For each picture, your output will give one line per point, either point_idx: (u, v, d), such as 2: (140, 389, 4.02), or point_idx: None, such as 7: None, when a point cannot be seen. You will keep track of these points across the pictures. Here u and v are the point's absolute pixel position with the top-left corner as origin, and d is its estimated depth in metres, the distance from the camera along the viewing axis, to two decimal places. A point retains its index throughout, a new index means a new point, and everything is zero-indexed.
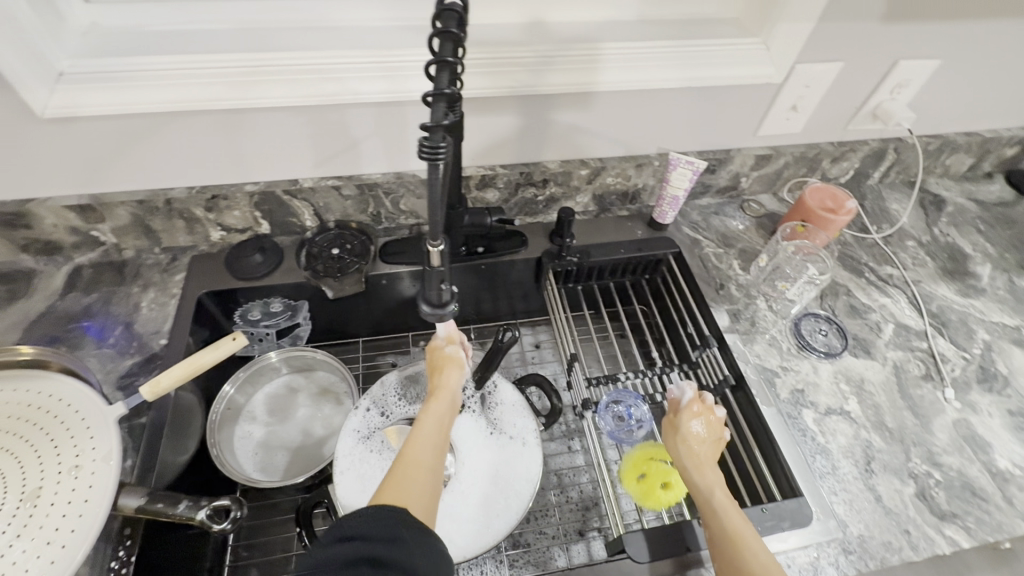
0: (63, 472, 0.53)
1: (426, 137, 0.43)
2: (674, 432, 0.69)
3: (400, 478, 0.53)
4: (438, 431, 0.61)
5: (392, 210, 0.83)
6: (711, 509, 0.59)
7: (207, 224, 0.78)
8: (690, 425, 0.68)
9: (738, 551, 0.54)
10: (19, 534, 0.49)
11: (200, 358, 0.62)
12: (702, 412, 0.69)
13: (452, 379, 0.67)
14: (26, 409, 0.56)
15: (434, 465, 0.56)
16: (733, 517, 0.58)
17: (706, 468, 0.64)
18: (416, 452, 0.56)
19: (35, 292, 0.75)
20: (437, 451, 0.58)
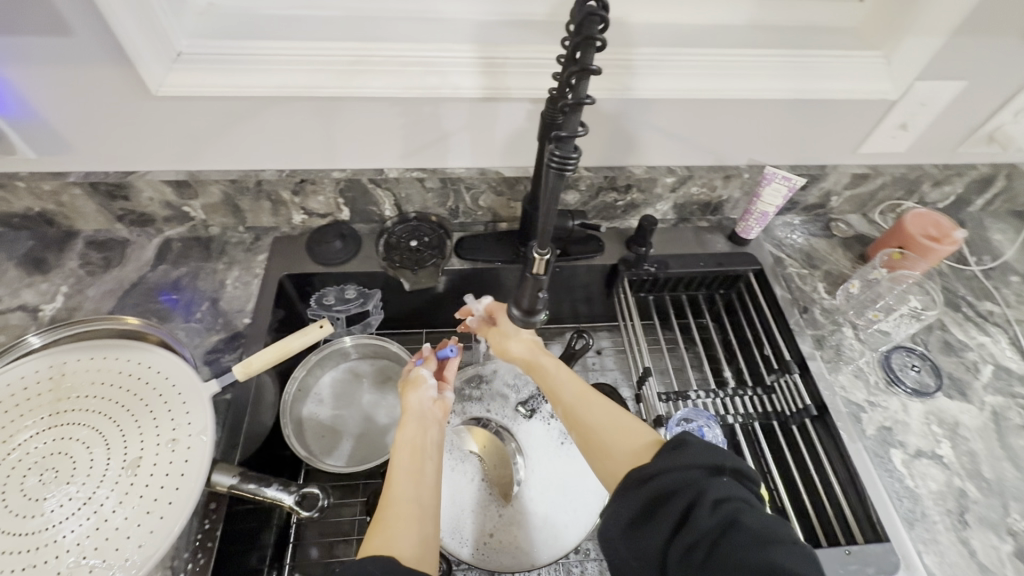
0: (160, 444, 0.55)
1: (558, 146, 0.44)
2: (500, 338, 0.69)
3: (378, 523, 0.51)
4: (411, 457, 0.58)
5: (470, 205, 0.82)
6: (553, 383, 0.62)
7: (291, 207, 0.79)
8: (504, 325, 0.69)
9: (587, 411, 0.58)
10: (122, 501, 0.51)
11: (290, 344, 0.63)
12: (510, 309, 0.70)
13: (414, 401, 0.65)
14: (124, 376, 0.58)
15: (412, 499, 0.54)
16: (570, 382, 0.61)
17: (539, 350, 0.66)
18: (395, 488, 0.55)
19: (128, 261, 0.77)
20: (416, 482, 0.56)
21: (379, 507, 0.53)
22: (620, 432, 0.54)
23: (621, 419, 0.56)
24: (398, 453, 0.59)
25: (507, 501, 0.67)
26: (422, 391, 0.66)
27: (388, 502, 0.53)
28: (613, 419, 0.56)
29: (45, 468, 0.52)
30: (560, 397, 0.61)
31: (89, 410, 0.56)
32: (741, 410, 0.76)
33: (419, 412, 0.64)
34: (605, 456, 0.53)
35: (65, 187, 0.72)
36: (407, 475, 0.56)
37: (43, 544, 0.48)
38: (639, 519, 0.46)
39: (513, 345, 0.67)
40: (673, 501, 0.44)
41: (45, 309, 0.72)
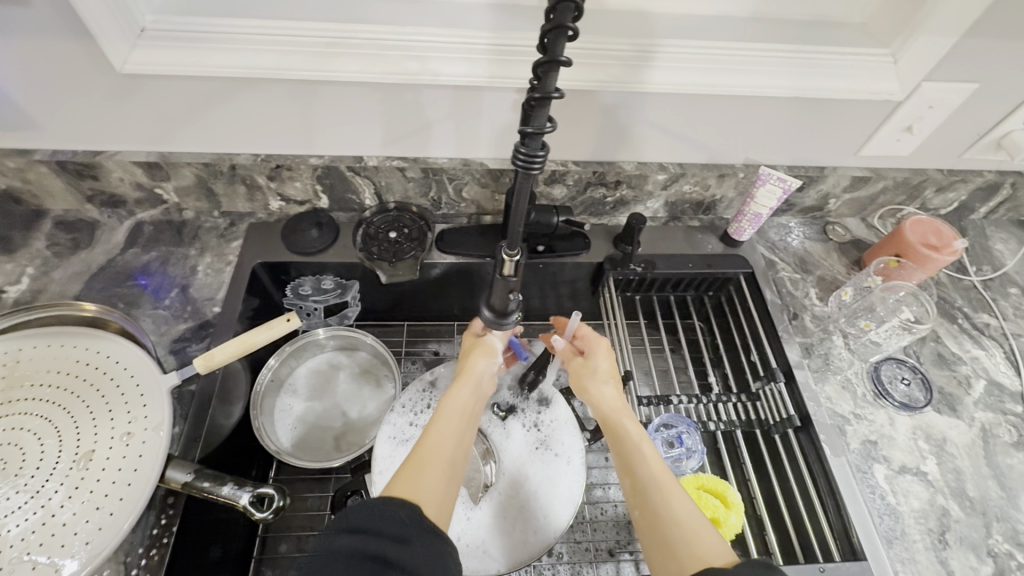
0: (115, 437, 0.53)
1: (524, 142, 0.43)
2: (586, 376, 0.66)
3: (410, 471, 0.51)
4: (460, 418, 0.58)
5: (453, 197, 0.79)
6: (632, 449, 0.58)
7: (268, 193, 0.77)
8: (600, 365, 0.66)
9: (661, 490, 0.54)
10: (71, 495, 0.50)
11: (254, 337, 0.62)
12: (606, 350, 0.67)
13: (481, 366, 0.64)
14: (78, 366, 0.56)
15: (450, 458, 0.54)
16: (653, 456, 0.57)
17: (624, 410, 0.62)
18: (435, 441, 0.55)
19: (97, 244, 0.75)
20: (456, 442, 0.56)
21: (412, 458, 0.53)
22: (692, 528, 0.50)
23: (698, 514, 0.52)
24: (448, 413, 0.58)
25: (476, 504, 0.65)
26: (490, 362, 0.65)
27: (423, 455, 0.53)
28: (688, 512, 0.52)
29: None
30: (636, 470, 0.56)
31: (42, 399, 0.54)
32: (723, 417, 0.75)
33: (478, 379, 0.63)
34: (664, 548, 0.50)
35: (31, 165, 0.69)
36: (451, 439, 0.55)
37: None
38: None
39: (599, 391, 0.64)
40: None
41: (9, 290, 0.70)
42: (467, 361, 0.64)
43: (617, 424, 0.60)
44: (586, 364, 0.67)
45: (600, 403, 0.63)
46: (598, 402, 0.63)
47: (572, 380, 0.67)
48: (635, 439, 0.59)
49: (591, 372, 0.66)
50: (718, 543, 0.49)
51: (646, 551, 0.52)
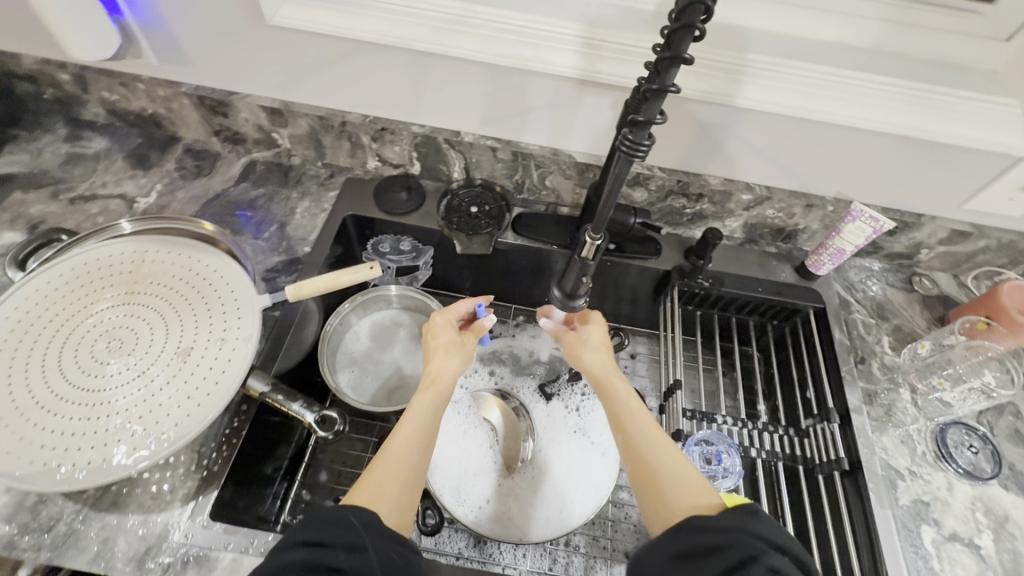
0: (211, 339, 0.59)
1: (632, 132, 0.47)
2: (576, 346, 0.67)
3: (371, 482, 0.53)
4: (426, 425, 0.59)
5: (536, 183, 0.83)
6: (622, 407, 0.61)
7: (368, 152, 0.83)
8: (589, 334, 0.67)
9: (651, 447, 0.57)
10: (169, 381, 0.57)
11: (341, 278, 0.68)
12: (596, 320, 0.68)
13: (449, 366, 0.65)
14: (192, 274, 0.64)
15: (414, 466, 0.55)
16: (640, 412, 0.61)
17: (614, 372, 0.65)
18: (397, 447, 0.56)
19: (216, 173, 0.84)
20: (421, 450, 0.57)
21: (373, 467, 0.54)
22: (680, 481, 0.53)
23: (683, 467, 0.55)
24: (410, 418, 0.59)
25: (507, 473, 0.67)
26: (457, 363, 0.65)
27: (383, 464, 0.54)
28: (676, 462, 0.55)
29: (112, 337, 0.59)
30: (626, 426, 0.60)
31: (159, 296, 0.62)
32: (767, 446, 0.74)
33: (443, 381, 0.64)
34: (656, 495, 0.53)
35: (176, 96, 0.78)
36: (412, 444, 0.57)
37: (99, 402, 0.55)
38: (684, 558, 0.45)
39: (588, 359, 0.66)
40: (726, 556, 0.43)
41: (140, 201, 0.79)
42: (430, 362, 0.64)
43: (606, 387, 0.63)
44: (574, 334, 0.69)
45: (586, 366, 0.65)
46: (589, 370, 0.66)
47: (565, 352, 0.69)
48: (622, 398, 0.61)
49: (581, 342, 0.67)
50: (704, 495, 0.51)
51: (641, 505, 0.55)
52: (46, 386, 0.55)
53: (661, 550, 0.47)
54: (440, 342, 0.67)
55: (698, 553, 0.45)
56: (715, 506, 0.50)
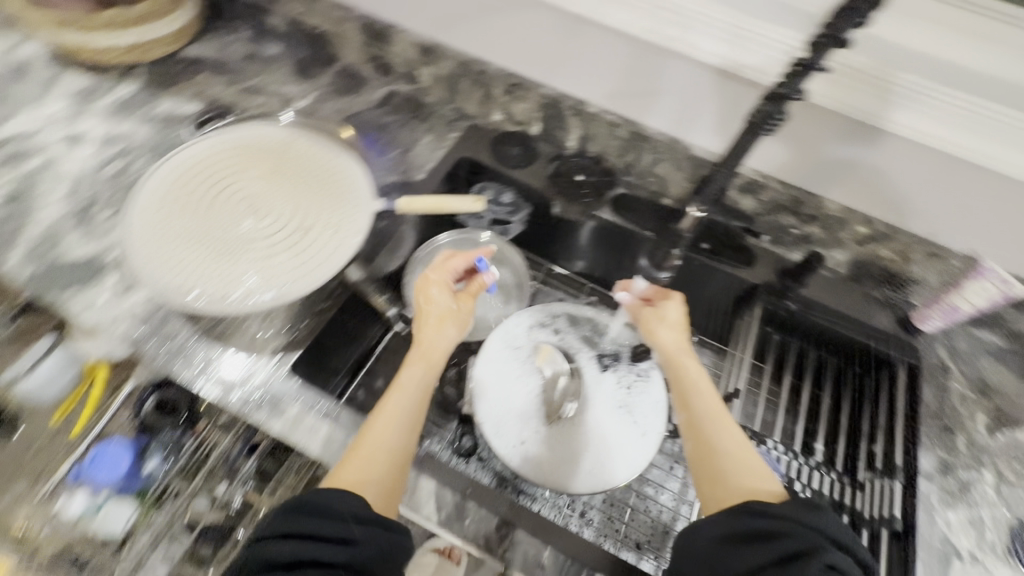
0: (327, 226, 0.67)
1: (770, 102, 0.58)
2: (653, 322, 0.68)
3: (354, 466, 0.53)
4: (415, 400, 0.59)
5: (645, 168, 0.83)
6: (691, 388, 0.63)
7: (496, 104, 0.88)
8: (668, 311, 0.68)
9: (716, 428, 0.59)
10: (286, 250, 0.65)
11: (449, 202, 0.71)
12: (677, 299, 0.69)
13: (439, 338, 0.64)
14: (326, 170, 0.72)
15: (398, 447, 0.55)
16: (709, 394, 0.62)
17: (686, 352, 0.66)
18: (378, 427, 0.56)
19: (361, 94, 0.93)
20: (409, 428, 0.57)
21: (358, 447, 0.55)
22: (743, 464, 0.55)
23: (746, 453, 0.57)
24: (398, 394, 0.59)
25: (549, 424, 0.69)
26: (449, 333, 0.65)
27: (368, 444, 0.54)
28: (740, 446, 0.57)
29: (252, 202, 0.68)
30: (691, 406, 0.61)
31: (295, 179, 0.70)
32: (814, 485, 0.71)
33: (433, 351, 0.63)
34: (715, 474, 0.55)
35: None
36: (400, 424, 0.57)
37: (230, 250, 0.64)
38: (740, 537, 0.48)
39: (664, 336, 0.67)
40: (781, 541, 0.46)
41: (295, 102, 0.90)
42: (422, 332, 0.64)
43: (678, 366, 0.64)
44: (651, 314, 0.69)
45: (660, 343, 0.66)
46: (662, 346, 0.66)
47: (640, 325, 0.70)
48: (692, 381, 0.63)
49: (659, 318, 0.68)
50: (764, 483, 0.53)
51: (696, 482, 0.57)
52: (193, 225, 0.65)
53: (715, 528, 0.50)
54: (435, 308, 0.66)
55: (753, 535, 0.47)
56: (774, 494, 0.52)
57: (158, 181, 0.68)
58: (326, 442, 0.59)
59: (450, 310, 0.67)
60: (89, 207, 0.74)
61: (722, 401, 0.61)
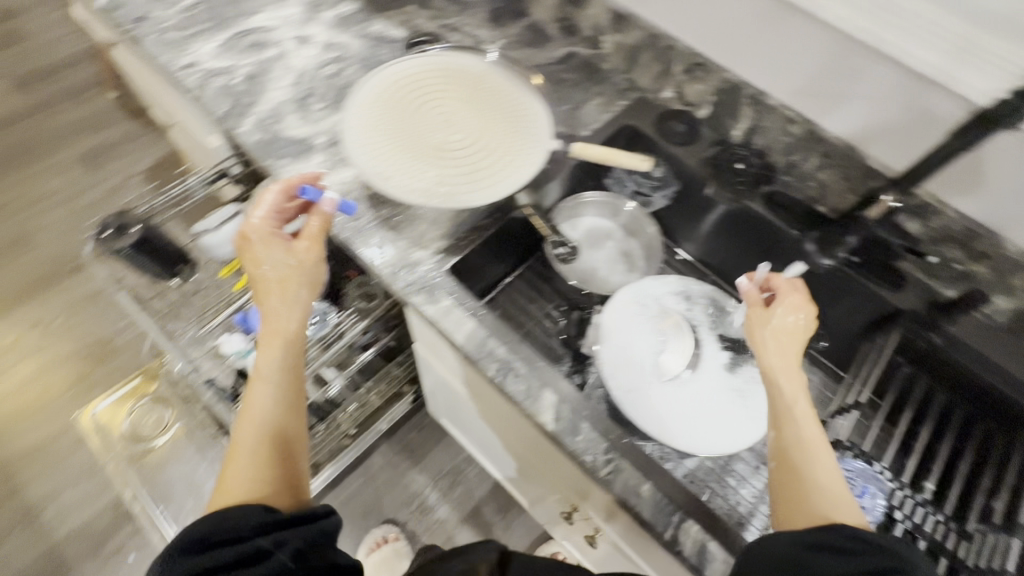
0: (505, 153, 0.73)
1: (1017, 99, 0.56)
2: (762, 323, 0.61)
3: (234, 472, 0.55)
4: (280, 377, 0.61)
5: (808, 171, 0.84)
6: (784, 409, 0.56)
7: (672, 81, 0.91)
8: (784, 316, 0.60)
9: (805, 459, 0.53)
10: (465, 167, 0.71)
11: (620, 155, 0.75)
12: (795, 302, 0.61)
13: (283, 312, 0.63)
14: (511, 104, 0.77)
15: (273, 430, 0.58)
16: (806, 419, 0.55)
17: (790, 367, 0.58)
18: (244, 427, 0.58)
19: (543, 50, 0.99)
20: (280, 412, 0.59)
21: (234, 452, 0.56)
22: (832, 500, 0.51)
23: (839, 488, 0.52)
24: (256, 388, 0.60)
25: (665, 381, 0.71)
26: (296, 294, 0.65)
27: (241, 448, 0.56)
28: (833, 482, 0.52)
29: (444, 118, 0.75)
30: (780, 427, 0.55)
31: (484, 107, 0.76)
32: (914, 519, 0.66)
33: (280, 325, 0.63)
34: (797, 503, 0.52)
35: None
36: (265, 414, 0.58)
37: (419, 155, 0.72)
38: (825, 546, 0.46)
39: (768, 343, 0.59)
40: (862, 558, 0.45)
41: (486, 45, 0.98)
42: (265, 308, 0.63)
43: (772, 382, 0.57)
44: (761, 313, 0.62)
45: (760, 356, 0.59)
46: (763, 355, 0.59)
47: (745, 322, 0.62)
48: (788, 401, 0.55)
49: (769, 321, 0.60)
50: (848, 516, 0.50)
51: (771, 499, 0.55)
52: (393, 128, 0.73)
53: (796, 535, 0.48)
54: (271, 272, 0.65)
55: (836, 548, 0.46)
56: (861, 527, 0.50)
57: (377, 85, 0.77)
58: (470, 335, 0.66)
59: (291, 267, 0.66)
60: (307, 97, 0.85)
61: (821, 427, 0.55)
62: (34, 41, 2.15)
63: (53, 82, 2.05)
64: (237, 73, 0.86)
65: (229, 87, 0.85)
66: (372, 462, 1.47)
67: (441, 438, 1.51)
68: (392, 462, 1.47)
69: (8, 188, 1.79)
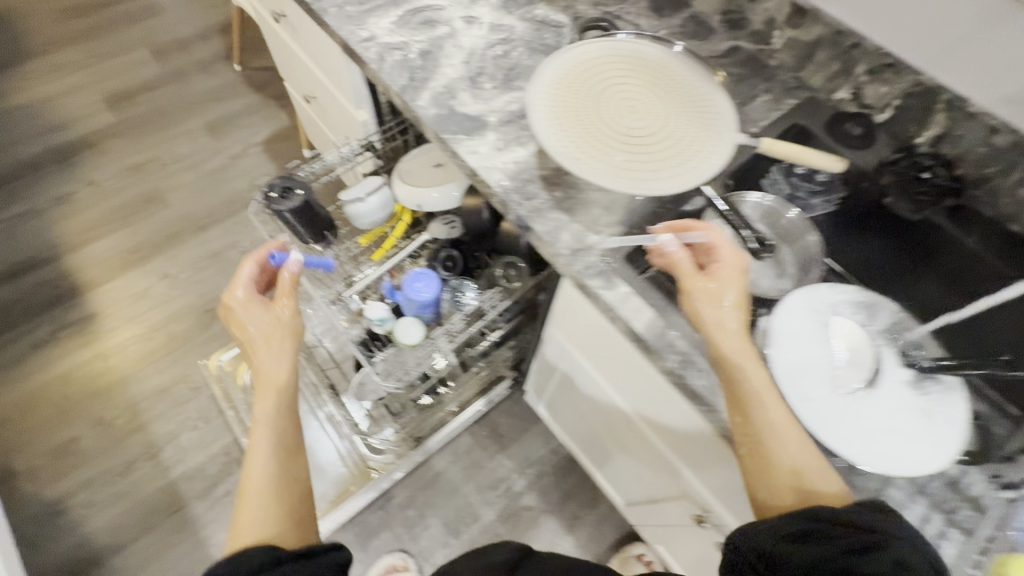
0: (689, 145, 0.71)
1: None
2: (702, 301, 0.61)
3: (247, 512, 0.64)
4: (273, 424, 0.71)
5: (1004, 188, 0.78)
6: (753, 394, 0.58)
7: (849, 82, 0.87)
8: (727, 290, 0.61)
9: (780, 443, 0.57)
10: (648, 156, 0.71)
11: (813, 155, 0.72)
12: (736, 277, 0.62)
13: (271, 361, 0.74)
14: (693, 95, 0.75)
15: (270, 474, 0.67)
16: (774, 405, 0.58)
17: (748, 355, 0.59)
18: (250, 475, 0.67)
19: (706, 42, 0.97)
20: (276, 457, 0.69)
21: (246, 499, 0.65)
22: (805, 484, 0.56)
23: (812, 461, 0.57)
24: (257, 432, 0.69)
25: (844, 395, 0.67)
26: (280, 348, 0.74)
27: (250, 494, 0.65)
28: (798, 460, 0.57)
29: (626, 104, 0.74)
30: (747, 412, 0.58)
31: (666, 96, 0.75)
32: None
33: (268, 377, 0.73)
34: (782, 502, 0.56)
35: None
36: (266, 457, 0.68)
37: (601, 140, 0.72)
38: (800, 535, 0.52)
39: (718, 315, 0.60)
40: (845, 538, 0.51)
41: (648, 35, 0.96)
42: (256, 364, 0.73)
43: (737, 368, 0.58)
44: (715, 281, 0.61)
45: (720, 342, 0.59)
46: (719, 339, 0.60)
47: (682, 299, 0.62)
48: (753, 387, 0.58)
49: (711, 295, 0.61)
50: (826, 487, 0.56)
51: (754, 510, 0.60)
52: (577, 111, 0.74)
53: (771, 523, 0.54)
54: (257, 331, 0.75)
55: (804, 531, 0.52)
56: (833, 499, 0.56)
57: (560, 65, 0.77)
58: (650, 324, 0.66)
59: (272, 325, 0.76)
60: (478, 76, 0.86)
61: (788, 408, 0.58)
62: (169, 15, 2.30)
63: (185, 53, 2.20)
64: (412, 48, 0.89)
65: (406, 62, 0.87)
66: (461, 442, 1.49)
67: (528, 425, 1.52)
68: (481, 444, 1.49)
69: (144, 151, 1.94)
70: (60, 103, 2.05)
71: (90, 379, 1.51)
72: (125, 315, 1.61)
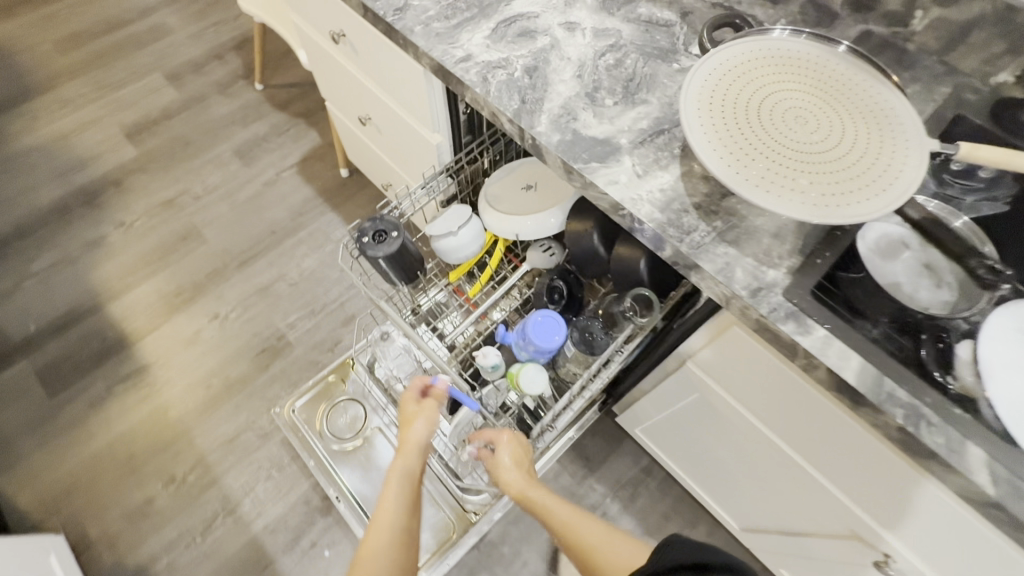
0: (878, 158, 0.62)
1: None
2: (497, 468, 0.88)
3: (367, 562, 0.74)
4: (403, 484, 0.83)
5: None
6: (545, 511, 0.85)
7: (1015, 62, 0.76)
8: (503, 456, 0.87)
9: (578, 524, 0.82)
10: (833, 175, 0.61)
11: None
12: (507, 444, 0.87)
13: (415, 433, 0.85)
14: (864, 102, 0.66)
15: (396, 532, 0.77)
16: (558, 508, 0.85)
17: (530, 486, 0.87)
18: (377, 526, 0.78)
19: (833, 29, 0.85)
20: (404, 519, 0.79)
21: (366, 551, 0.75)
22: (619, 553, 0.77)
23: (610, 544, 0.78)
24: (389, 490, 0.82)
25: None
26: (421, 426, 0.85)
27: (373, 543, 0.76)
28: (605, 539, 0.79)
29: (791, 117, 0.65)
30: (552, 522, 0.84)
31: (834, 105, 0.66)
32: None
33: (407, 446, 0.85)
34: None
35: None
36: (394, 514, 0.79)
37: (776, 159, 0.62)
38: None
39: (508, 475, 0.87)
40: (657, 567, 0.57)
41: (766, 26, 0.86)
42: (403, 435, 0.85)
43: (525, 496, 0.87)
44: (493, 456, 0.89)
45: (508, 483, 0.87)
46: (509, 484, 0.87)
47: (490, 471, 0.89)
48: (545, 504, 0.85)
49: (500, 463, 0.88)
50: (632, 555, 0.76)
51: None
52: (738, 127, 0.64)
53: None
54: (410, 412, 0.87)
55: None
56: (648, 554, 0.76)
57: (708, 76, 0.68)
58: (862, 373, 0.58)
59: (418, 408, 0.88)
60: (596, 91, 0.77)
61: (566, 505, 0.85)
62: (176, 36, 2.19)
63: (199, 75, 2.09)
64: (515, 65, 0.79)
65: (513, 81, 0.77)
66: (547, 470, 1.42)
67: (614, 447, 1.44)
68: (569, 470, 1.42)
69: (173, 184, 1.84)
70: (79, 140, 1.95)
71: (154, 433, 1.44)
72: (181, 361, 1.53)
